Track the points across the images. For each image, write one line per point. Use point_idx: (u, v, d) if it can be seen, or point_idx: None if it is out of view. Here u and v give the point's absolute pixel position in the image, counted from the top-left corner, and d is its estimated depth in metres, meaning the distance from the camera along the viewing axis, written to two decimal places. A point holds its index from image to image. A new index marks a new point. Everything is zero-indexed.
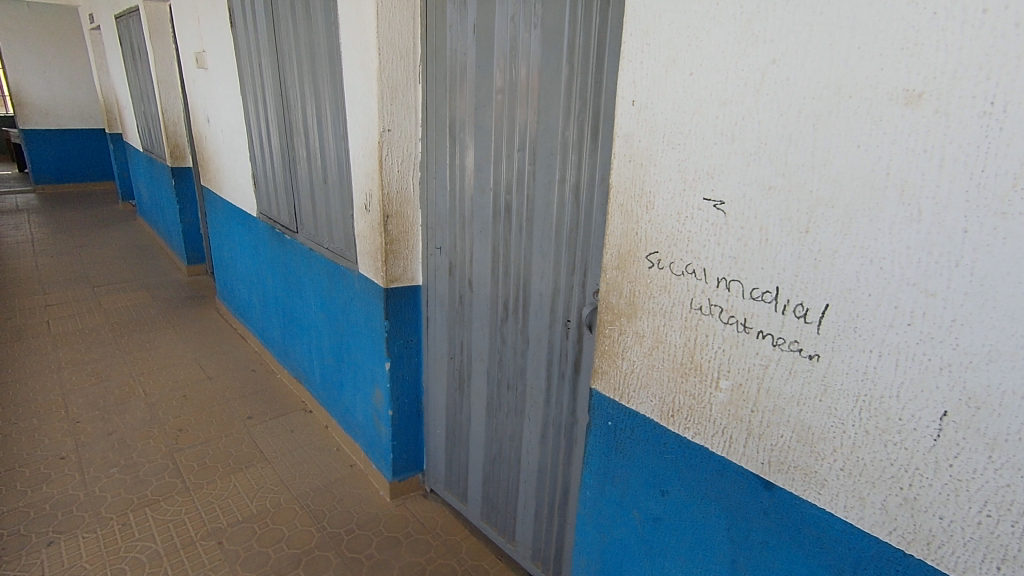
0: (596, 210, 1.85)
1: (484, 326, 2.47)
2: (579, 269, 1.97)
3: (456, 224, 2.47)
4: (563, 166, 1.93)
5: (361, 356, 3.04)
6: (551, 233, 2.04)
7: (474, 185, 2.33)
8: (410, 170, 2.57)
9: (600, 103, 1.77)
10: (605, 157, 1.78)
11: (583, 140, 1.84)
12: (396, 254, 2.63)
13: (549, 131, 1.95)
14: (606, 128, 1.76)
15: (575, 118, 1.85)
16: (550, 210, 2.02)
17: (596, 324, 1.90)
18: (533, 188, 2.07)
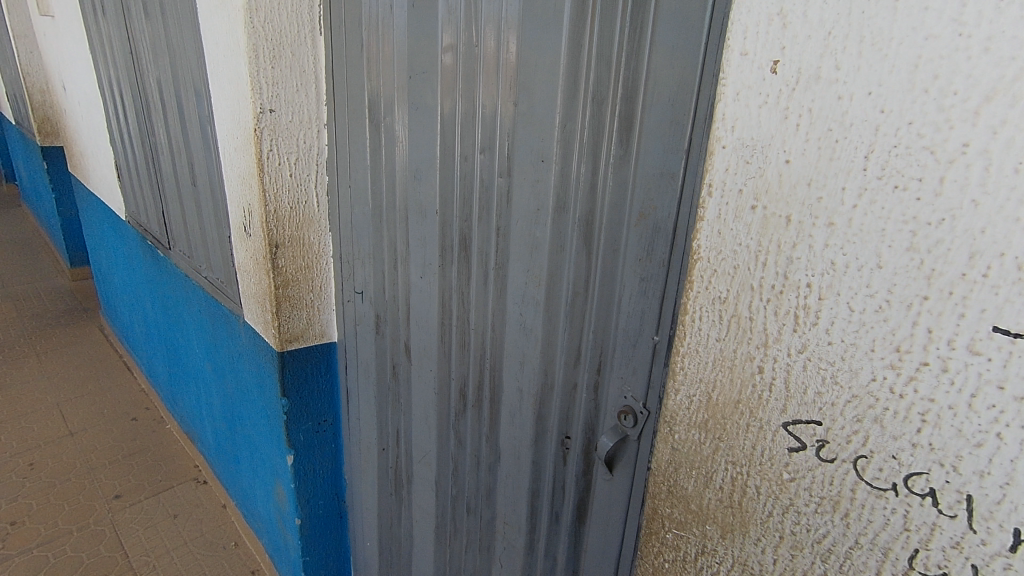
0: (623, 267, 1.03)
1: (429, 416, 1.63)
2: (589, 360, 1.16)
3: (382, 260, 1.59)
4: (562, 184, 1.09)
5: (256, 434, 2.14)
6: (539, 296, 1.20)
7: (407, 205, 1.45)
8: (311, 173, 1.65)
9: (640, 74, 0.92)
10: (649, 172, 0.94)
11: (603, 139, 1.01)
12: (294, 302, 1.73)
13: (537, 121, 1.09)
14: (649, 120, 0.92)
15: (590, 100, 1.01)
16: (538, 258, 1.18)
17: (623, 463, 1.09)
18: (506, 218, 1.22)
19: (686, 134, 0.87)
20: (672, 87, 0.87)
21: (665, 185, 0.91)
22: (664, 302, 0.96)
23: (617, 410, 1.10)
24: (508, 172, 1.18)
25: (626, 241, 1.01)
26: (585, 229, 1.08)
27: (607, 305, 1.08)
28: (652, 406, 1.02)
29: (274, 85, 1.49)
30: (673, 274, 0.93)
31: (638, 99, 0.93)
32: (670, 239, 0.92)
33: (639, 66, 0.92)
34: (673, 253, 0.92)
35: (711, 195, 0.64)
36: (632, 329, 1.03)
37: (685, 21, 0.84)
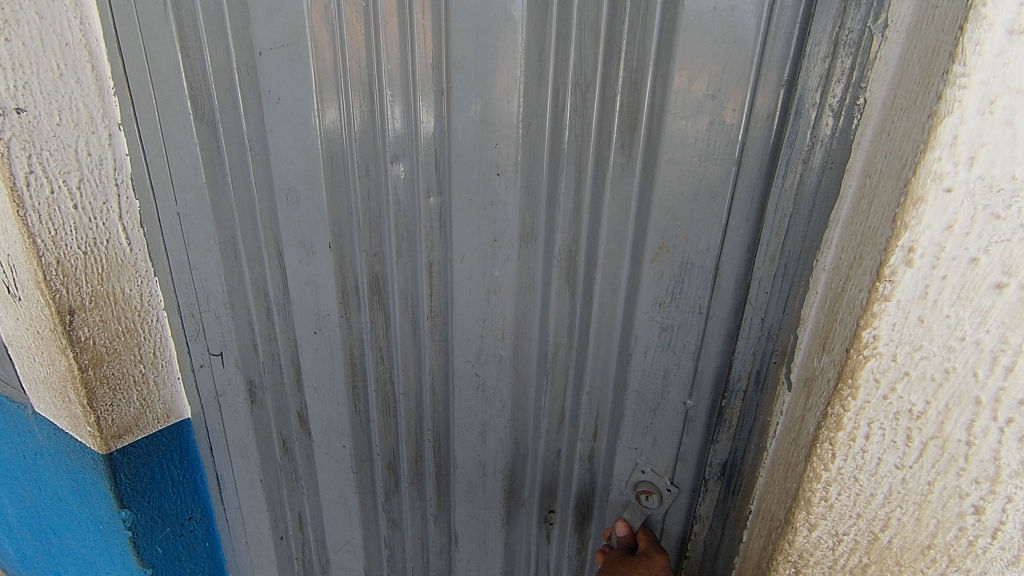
0: (632, 311, 0.76)
1: (342, 500, 1.25)
2: (580, 425, 0.89)
3: (246, 309, 1.15)
4: (530, 203, 0.78)
5: (86, 550, 1.56)
6: (502, 352, 0.89)
7: (278, 237, 1.02)
8: (108, 199, 1.09)
9: (654, 48, 0.64)
10: (675, 187, 0.67)
11: (591, 143, 0.71)
12: (114, 384, 1.19)
13: (486, 115, 0.75)
14: (677, 116, 0.64)
15: (570, 86, 0.70)
16: (497, 304, 0.86)
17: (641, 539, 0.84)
18: (444, 249, 0.88)
19: (739, 139, 0.61)
20: (718, 68, 0.60)
21: (700, 208, 0.66)
22: (701, 359, 0.73)
23: (631, 486, 0.86)
24: (440, 187, 0.84)
25: (635, 278, 0.74)
26: (569, 262, 0.79)
27: (605, 358, 0.82)
28: (680, 480, 0.81)
29: (17, 67, 0.92)
30: (716, 324, 0.70)
31: (653, 84, 0.65)
32: (710, 279, 0.68)
33: (655, 35, 0.63)
34: (716, 299, 0.69)
35: (911, 263, 0.39)
36: (649, 391, 0.79)
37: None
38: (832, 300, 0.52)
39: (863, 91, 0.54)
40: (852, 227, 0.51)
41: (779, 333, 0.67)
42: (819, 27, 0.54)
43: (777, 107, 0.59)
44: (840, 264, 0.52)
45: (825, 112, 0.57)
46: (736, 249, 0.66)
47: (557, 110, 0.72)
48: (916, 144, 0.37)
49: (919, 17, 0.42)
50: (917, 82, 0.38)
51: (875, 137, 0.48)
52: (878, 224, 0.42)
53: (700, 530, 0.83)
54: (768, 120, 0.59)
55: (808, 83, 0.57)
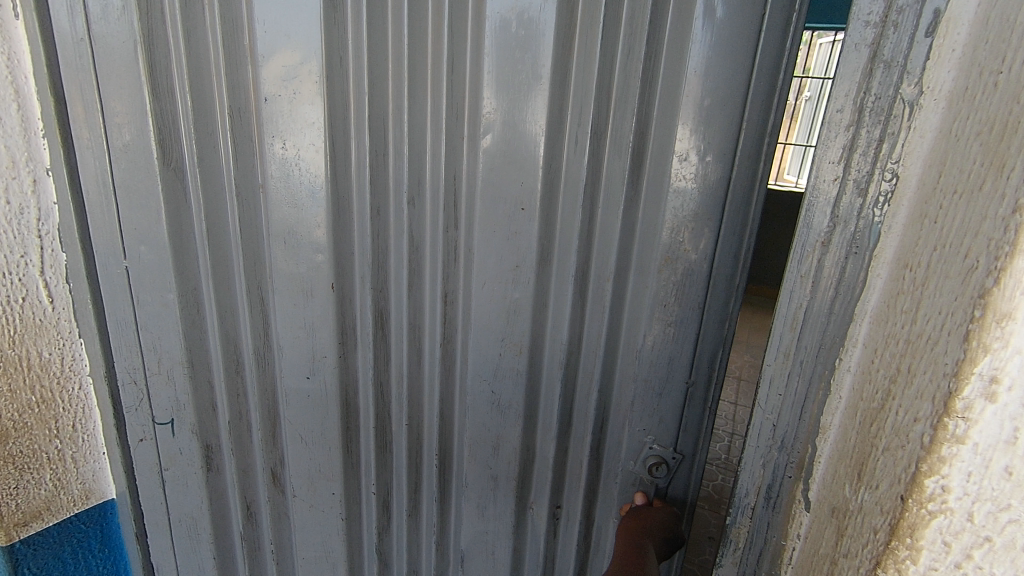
0: (641, 315, 0.93)
1: (322, 554, 1.19)
2: (588, 421, 1.02)
3: (208, 367, 1.06)
4: (550, 232, 0.91)
5: None
6: (520, 366, 0.99)
7: (264, 283, 0.99)
8: (27, 250, 0.93)
9: (659, 107, 0.82)
10: (680, 213, 0.86)
11: (605, 180, 0.87)
12: (20, 463, 1.00)
13: (513, 159, 0.87)
14: (681, 159, 0.83)
15: (588, 135, 0.85)
16: (516, 323, 0.96)
17: (658, 493, 1.02)
18: (461, 278, 0.95)
19: (728, 176, 0.83)
20: (713, 122, 0.80)
21: (699, 227, 0.86)
22: (699, 346, 0.93)
23: (640, 462, 1.01)
24: (458, 222, 0.92)
25: (644, 287, 0.91)
26: (582, 281, 0.93)
27: (613, 359, 0.97)
28: (683, 447, 1.00)
29: None
30: (710, 315, 0.91)
31: (660, 134, 0.83)
32: (707, 281, 0.89)
33: (661, 98, 0.82)
34: (709, 296, 0.90)
35: (990, 396, 0.36)
36: (655, 380, 0.96)
37: (733, 48, 0.77)
38: (871, 417, 0.51)
39: (895, 166, 0.64)
40: (887, 330, 0.54)
41: (803, 410, 0.77)
42: (836, 104, 0.68)
43: (754, 151, 0.81)
44: (875, 365, 0.55)
45: (845, 185, 0.68)
46: (726, 254, 0.87)
47: (576, 154, 0.86)
48: (995, 248, 0.35)
49: (966, 115, 0.46)
50: (982, 175, 0.39)
51: (911, 238, 0.53)
52: (938, 335, 0.40)
53: (693, 484, 1.03)
54: (748, 160, 0.82)
55: (830, 152, 0.69)
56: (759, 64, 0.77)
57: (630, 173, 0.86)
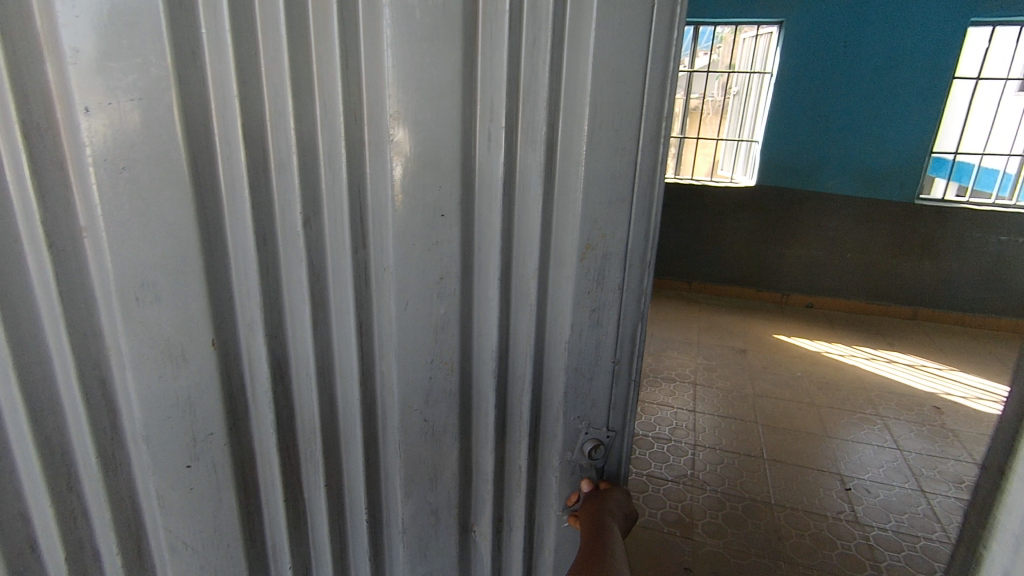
0: (566, 306, 0.91)
1: None
2: (523, 426, 0.97)
3: (31, 487, 0.77)
4: (470, 237, 0.84)
5: None
6: (451, 386, 0.91)
7: (104, 356, 0.74)
8: None
9: (569, 95, 0.80)
10: (594, 200, 0.86)
11: (526, 176, 0.83)
12: None
13: (429, 159, 0.78)
14: (593, 147, 0.83)
15: (501, 130, 0.80)
16: (444, 339, 0.88)
17: (598, 475, 1.03)
18: (383, 302, 0.84)
19: (636, 161, 0.85)
20: (619, 108, 0.82)
21: (615, 212, 0.88)
22: (622, 326, 0.95)
23: (577, 450, 1.01)
24: (367, 237, 0.80)
25: (568, 277, 0.90)
26: (508, 280, 0.88)
27: (546, 358, 0.94)
28: (615, 425, 1.02)
29: None
30: (629, 296, 0.94)
31: (573, 122, 0.82)
32: (623, 263, 0.91)
33: (569, 87, 0.80)
34: (627, 277, 0.92)
35: None
36: (584, 368, 0.96)
37: (627, 35, 0.79)
38: None
39: None
40: None
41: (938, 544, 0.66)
42: None
43: (653, 135, 0.85)
44: None
45: None
46: (639, 236, 0.90)
47: (493, 150, 0.81)
48: None
49: None
50: None
51: None
52: None
53: (624, 458, 1.06)
54: (651, 144, 0.85)
55: None
56: (655, 49, 0.80)
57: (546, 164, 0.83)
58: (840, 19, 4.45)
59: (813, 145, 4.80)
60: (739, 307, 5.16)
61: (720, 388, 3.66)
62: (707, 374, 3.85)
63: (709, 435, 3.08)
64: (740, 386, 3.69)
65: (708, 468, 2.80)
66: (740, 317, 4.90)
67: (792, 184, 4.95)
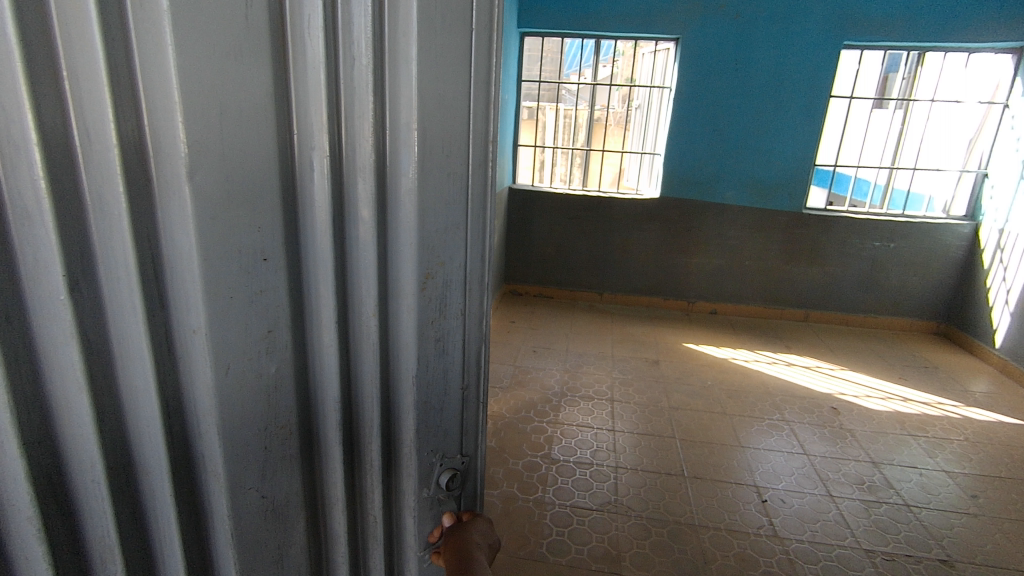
0: (412, 344, 0.81)
1: None
2: (377, 478, 0.83)
3: None
4: (298, 282, 0.68)
5: None
6: (293, 451, 0.73)
7: None
8: None
9: (394, 116, 0.70)
10: (433, 229, 0.79)
11: (357, 208, 0.71)
12: None
13: (240, 192, 0.60)
14: (427, 172, 0.75)
15: (326, 158, 0.66)
16: (279, 401, 0.70)
17: (452, 507, 0.95)
18: (201, 379, 0.63)
19: (466, 184, 0.81)
20: (448, 129, 0.76)
21: (452, 237, 0.82)
22: (465, 351, 0.90)
23: (433, 485, 0.91)
24: (168, 299, 0.59)
25: (409, 315, 0.80)
26: (347, 326, 0.75)
27: (395, 401, 0.82)
28: (468, 449, 0.98)
29: None
30: (470, 318, 0.90)
31: (403, 148, 0.72)
32: (463, 287, 0.86)
33: (402, 108, 0.70)
34: (467, 300, 0.88)
35: None
36: (433, 407, 0.88)
37: (449, 55, 0.73)
38: None
39: None
40: None
41: None
42: None
43: (481, 159, 0.82)
44: None
45: None
46: (475, 258, 0.87)
47: (317, 183, 0.66)
48: None
49: None
50: None
51: None
52: None
53: (474, 475, 1.02)
54: (479, 165, 0.82)
55: None
56: (477, 70, 0.77)
57: (378, 195, 0.72)
58: (728, 39, 4.66)
59: (711, 157, 4.97)
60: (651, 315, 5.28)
61: (636, 402, 3.67)
62: (622, 389, 3.84)
63: (629, 456, 3.10)
64: (655, 399, 3.73)
65: (630, 491, 2.82)
66: (659, 326, 4.99)
67: (694, 195, 5.10)
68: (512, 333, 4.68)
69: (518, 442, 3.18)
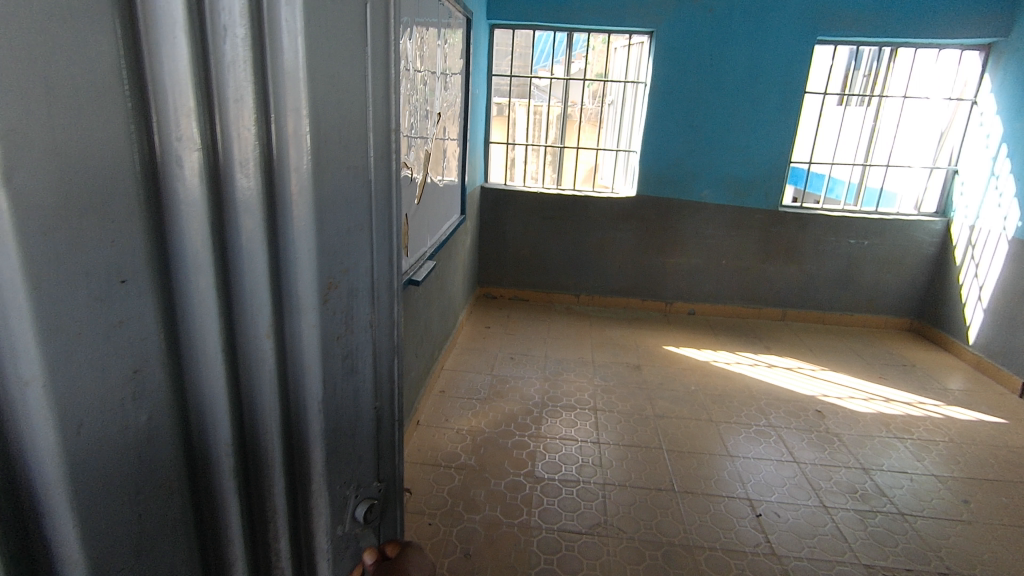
0: (317, 382, 0.61)
1: None
2: (281, 537, 0.62)
3: None
4: (172, 305, 0.48)
5: None
6: (182, 527, 0.52)
7: None
8: None
9: (278, 98, 0.51)
10: (334, 234, 0.59)
11: (242, 204, 0.51)
12: None
13: (88, 193, 0.39)
14: (326, 168, 0.57)
15: (197, 143, 0.47)
16: (158, 468, 0.48)
17: (367, 537, 0.76)
18: (44, 461, 0.40)
19: (370, 178, 0.63)
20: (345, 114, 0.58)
21: (360, 233, 0.63)
22: (378, 366, 0.71)
23: (348, 522, 0.71)
24: None
25: (312, 344, 0.60)
26: (233, 361, 0.55)
27: (302, 451, 0.62)
28: (385, 472, 0.78)
29: None
30: (380, 331, 0.70)
31: (292, 143, 0.53)
32: (372, 293, 0.67)
33: (290, 91, 0.51)
34: (374, 310, 0.69)
35: None
36: (342, 439, 0.67)
37: (338, 16, 0.55)
38: None
39: None
40: None
41: None
42: None
43: (385, 145, 0.66)
44: None
45: None
46: (383, 261, 0.69)
47: (192, 182, 0.47)
48: None
49: None
50: None
51: None
52: None
53: (394, 503, 0.83)
54: (383, 147, 0.65)
55: None
56: (372, 36, 0.60)
57: (265, 203, 0.53)
58: (701, 33, 4.55)
59: (687, 155, 4.86)
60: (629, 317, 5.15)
61: (620, 411, 3.53)
62: (605, 397, 3.69)
63: (616, 470, 2.95)
64: (638, 408, 3.58)
65: (620, 510, 2.66)
66: (637, 328, 4.87)
67: (671, 194, 4.99)
68: (488, 340, 4.48)
69: (499, 460, 2.99)
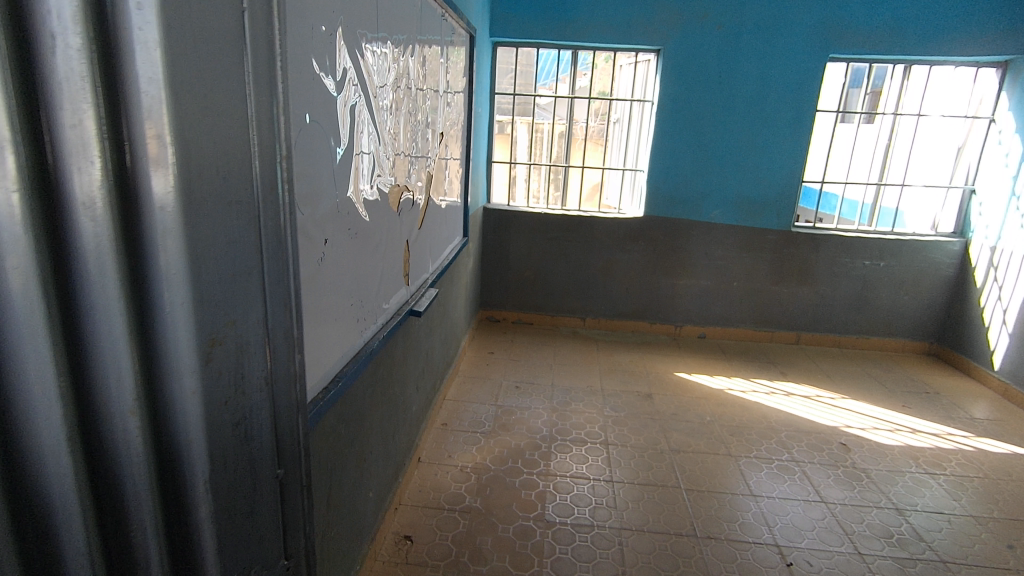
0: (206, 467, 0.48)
1: None
2: None
3: None
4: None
5: None
6: None
7: None
8: None
9: (128, 130, 0.40)
10: (220, 285, 0.47)
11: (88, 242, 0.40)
12: None
13: None
14: (206, 204, 0.45)
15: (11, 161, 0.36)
16: None
17: None
18: None
19: (260, 197, 0.50)
20: (225, 141, 0.47)
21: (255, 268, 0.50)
22: (283, 428, 0.57)
23: None
24: None
25: (201, 425, 0.47)
26: (86, 437, 0.43)
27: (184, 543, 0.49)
28: (294, 542, 0.63)
29: None
30: (286, 386, 0.57)
31: (153, 181, 0.41)
32: (270, 340, 0.54)
33: (148, 115, 0.40)
34: (278, 360, 0.55)
35: None
36: (245, 521, 0.54)
37: (208, 19, 0.43)
38: None
39: None
40: None
41: None
42: None
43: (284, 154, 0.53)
44: None
45: None
46: (284, 300, 0.55)
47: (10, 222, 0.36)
48: None
49: None
50: None
51: None
52: None
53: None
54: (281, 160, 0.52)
55: None
56: (258, 33, 0.48)
57: (118, 254, 0.41)
58: (710, 51, 4.43)
59: (696, 175, 4.72)
60: (638, 342, 4.97)
61: (633, 445, 3.33)
62: (617, 430, 3.49)
63: (632, 512, 2.74)
64: (652, 441, 3.39)
65: (639, 559, 2.46)
66: (647, 354, 4.68)
67: (680, 215, 4.84)
68: (492, 367, 4.29)
69: (506, 501, 2.79)
